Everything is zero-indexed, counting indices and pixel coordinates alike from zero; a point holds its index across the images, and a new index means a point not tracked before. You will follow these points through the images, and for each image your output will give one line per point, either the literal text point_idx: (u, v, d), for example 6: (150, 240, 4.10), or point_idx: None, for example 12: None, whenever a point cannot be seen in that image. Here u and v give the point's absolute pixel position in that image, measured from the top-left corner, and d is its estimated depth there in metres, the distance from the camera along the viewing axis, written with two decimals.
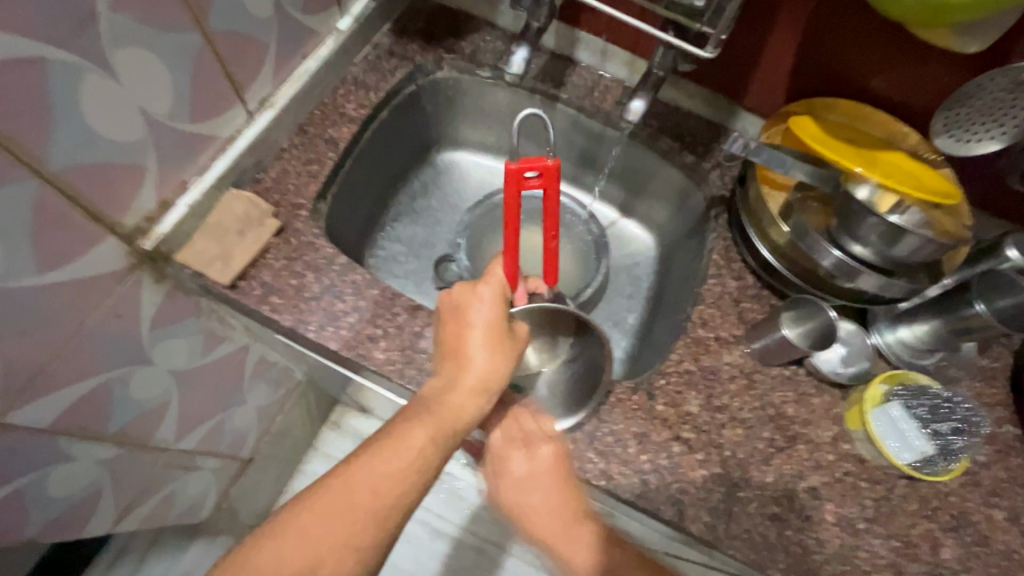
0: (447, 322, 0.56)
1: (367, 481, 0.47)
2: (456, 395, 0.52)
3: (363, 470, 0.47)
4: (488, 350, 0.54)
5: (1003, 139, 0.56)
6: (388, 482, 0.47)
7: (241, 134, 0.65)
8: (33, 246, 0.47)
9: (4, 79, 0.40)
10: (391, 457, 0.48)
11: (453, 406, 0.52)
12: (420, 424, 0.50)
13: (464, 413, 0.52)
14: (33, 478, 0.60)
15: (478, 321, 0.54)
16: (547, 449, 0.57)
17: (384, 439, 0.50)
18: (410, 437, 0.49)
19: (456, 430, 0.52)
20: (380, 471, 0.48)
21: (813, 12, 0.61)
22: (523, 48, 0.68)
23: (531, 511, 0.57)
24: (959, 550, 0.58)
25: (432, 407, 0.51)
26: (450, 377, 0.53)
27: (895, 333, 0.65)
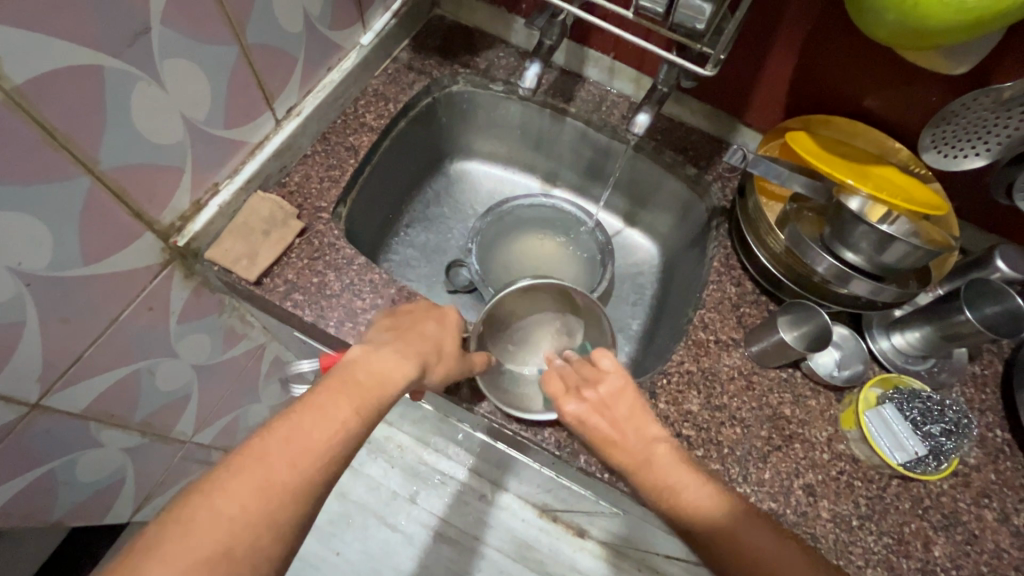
0: (383, 322, 0.59)
1: (285, 443, 0.43)
2: (383, 366, 0.52)
3: (283, 431, 0.44)
4: (430, 337, 0.58)
5: (987, 156, 0.60)
6: (314, 448, 0.44)
7: (269, 140, 0.69)
8: (78, 239, 0.50)
9: (68, 87, 0.44)
10: (306, 429, 0.44)
11: (382, 369, 0.52)
12: (344, 382, 0.49)
13: (387, 383, 0.51)
14: (63, 462, 0.63)
15: (428, 321, 0.60)
16: (608, 384, 0.58)
17: (305, 403, 0.46)
18: (336, 400, 0.47)
19: (382, 401, 0.50)
20: (301, 438, 0.44)
21: (809, 34, 0.65)
22: (535, 63, 0.71)
23: (605, 439, 0.55)
24: (950, 548, 0.60)
25: (356, 365, 0.51)
26: (386, 347, 0.54)
27: (889, 340, 0.68)
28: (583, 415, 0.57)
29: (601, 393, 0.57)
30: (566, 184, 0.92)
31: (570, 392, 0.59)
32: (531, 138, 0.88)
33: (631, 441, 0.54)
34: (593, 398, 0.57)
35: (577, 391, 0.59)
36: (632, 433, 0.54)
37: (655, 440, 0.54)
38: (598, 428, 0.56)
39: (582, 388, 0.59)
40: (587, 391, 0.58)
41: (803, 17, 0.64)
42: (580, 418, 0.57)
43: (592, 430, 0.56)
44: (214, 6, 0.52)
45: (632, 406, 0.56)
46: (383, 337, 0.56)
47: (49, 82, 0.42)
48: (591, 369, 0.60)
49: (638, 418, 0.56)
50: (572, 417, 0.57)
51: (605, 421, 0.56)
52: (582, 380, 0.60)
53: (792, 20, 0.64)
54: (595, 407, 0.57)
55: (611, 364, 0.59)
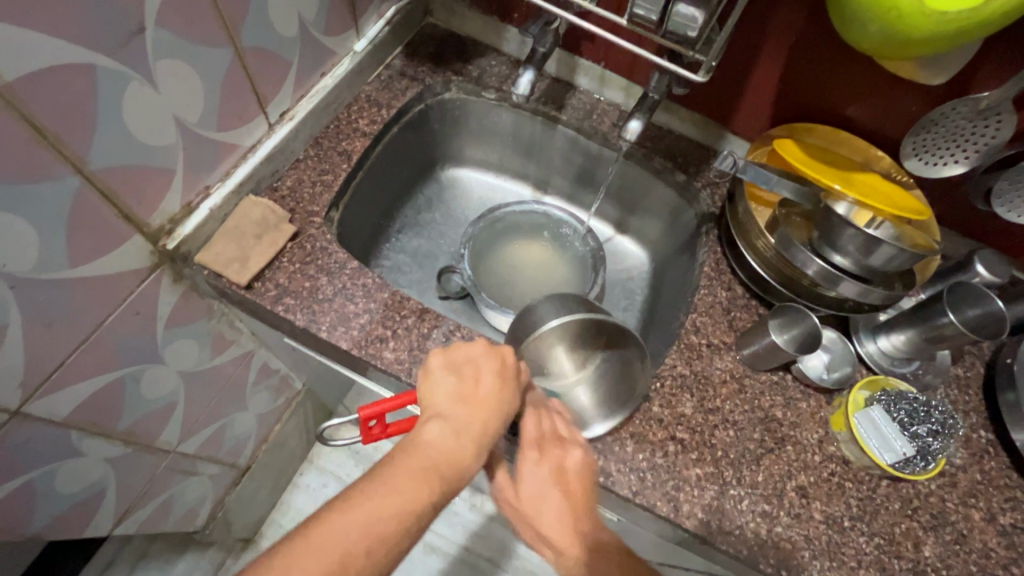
0: (443, 374, 0.55)
1: (347, 528, 0.43)
2: (452, 449, 0.50)
3: (345, 514, 0.44)
4: (491, 400, 0.54)
5: (966, 164, 0.62)
6: (381, 525, 0.44)
7: (262, 144, 0.68)
8: (66, 242, 0.50)
9: (57, 83, 0.43)
10: (381, 500, 0.45)
11: (449, 452, 0.50)
12: (410, 467, 0.47)
13: (461, 467, 0.50)
14: (43, 472, 0.61)
15: (485, 374, 0.55)
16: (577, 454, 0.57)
17: (369, 485, 0.46)
18: (407, 482, 0.47)
19: (456, 488, 0.49)
20: (379, 510, 0.44)
21: (794, 44, 0.67)
22: (529, 71, 0.72)
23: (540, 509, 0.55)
24: (939, 548, 0.61)
25: (421, 454, 0.49)
26: (452, 420, 0.51)
27: (875, 343, 0.70)
28: (542, 476, 0.56)
29: (565, 458, 0.57)
30: (557, 191, 0.93)
31: (545, 439, 0.58)
32: (522, 145, 0.89)
33: (577, 510, 0.55)
34: (552, 461, 0.57)
35: (558, 442, 0.58)
36: (556, 516, 0.54)
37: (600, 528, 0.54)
38: (544, 494, 0.56)
39: (554, 445, 0.58)
40: (556, 453, 0.57)
41: (789, 28, 0.66)
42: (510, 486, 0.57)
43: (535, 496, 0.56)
44: (210, 10, 0.52)
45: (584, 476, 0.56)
46: (449, 403, 0.53)
47: (42, 79, 0.42)
48: (563, 422, 0.60)
49: (584, 496, 0.55)
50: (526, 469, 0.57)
51: (557, 488, 0.55)
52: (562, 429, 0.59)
53: (778, 31, 0.66)
54: (559, 470, 0.56)
55: (565, 426, 0.60)
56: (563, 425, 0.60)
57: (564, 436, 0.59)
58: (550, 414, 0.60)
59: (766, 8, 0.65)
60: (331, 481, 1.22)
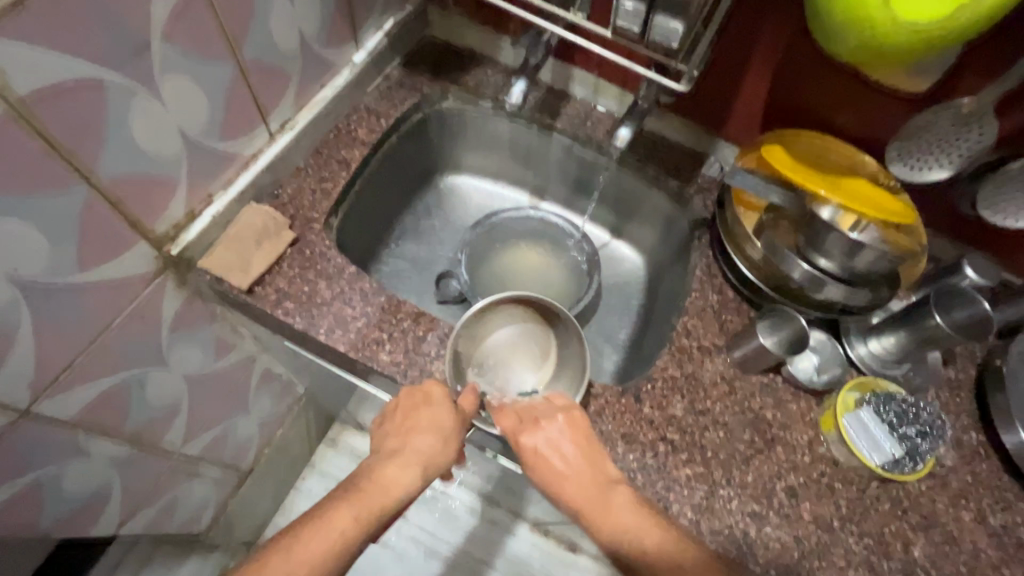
0: (388, 419, 0.60)
1: (283, 570, 0.46)
2: (392, 472, 0.55)
3: (281, 558, 0.47)
4: (425, 433, 0.58)
5: (950, 168, 0.63)
6: (303, 569, 0.47)
7: (263, 153, 0.71)
8: (75, 248, 0.52)
9: (68, 98, 0.45)
10: (311, 545, 0.48)
11: (389, 482, 0.54)
12: (346, 504, 0.51)
13: (395, 489, 0.54)
14: (50, 471, 0.63)
15: (418, 413, 0.59)
16: (563, 415, 0.59)
17: (303, 527, 0.49)
18: (338, 516, 0.50)
19: (389, 508, 0.53)
20: (308, 548, 0.48)
21: (781, 53, 0.68)
22: (521, 81, 0.74)
23: (561, 490, 0.56)
24: (929, 548, 0.61)
25: (362, 487, 0.53)
26: (393, 453, 0.56)
27: (866, 346, 0.70)
28: (539, 449, 0.58)
29: (549, 430, 0.59)
30: (553, 197, 0.95)
31: (523, 423, 0.60)
32: (518, 153, 0.91)
33: (586, 478, 0.55)
34: (551, 432, 0.58)
35: (533, 424, 0.60)
36: (573, 475, 0.56)
37: (613, 482, 0.55)
38: (556, 468, 0.57)
39: (538, 420, 0.60)
40: (545, 424, 0.59)
41: (775, 37, 0.67)
42: (536, 450, 0.58)
43: (548, 473, 0.57)
44: (213, 27, 0.55)
45: (583, 439, 0.58)
46: (393, 438, 0.58)
47: (53, 95, 0.44)
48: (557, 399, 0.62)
49: (600, 458, 0.57)
50: (526, 449, 0.58)
51: (560, 456, 0.57)
52: (537, 411, 0.61)
53: (765, 40, 0.68)
54: (551, 446, 0.58)
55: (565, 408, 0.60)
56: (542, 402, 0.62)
57: (539, 411, 0.61)
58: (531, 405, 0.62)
59: (753, 18, 0.67)
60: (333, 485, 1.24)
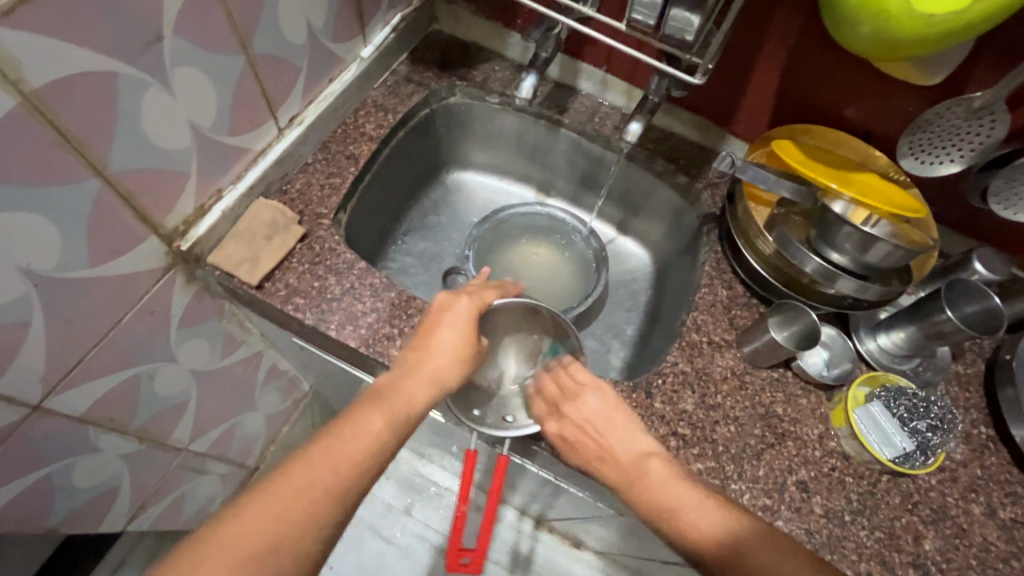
0: (426, 323, 0.60)
1: (328, 463, 0.47)
2: (411, 383, 0.56)
3: (325, 452, 0.48)
4: (453, 346, 0.59)
5: (960, 163, 0.63)
6: (346, 462, 0.48)
7: (272, 148, 0.70)
8: (86, 242, 0.51)
9: (80, 90, 0.45)
10: (352, 443, 0.49)
11: (409, 393, 0.55)
12: (380, 405, 0.53)
13: (417, 401, 0.55)
14: (60, 467, 0.63)
15: (453, 320, 0.60)
16: (590, 394, 0.60)
17: (345, 422, 0.51)
18: (371, 417, 0.52)
19: (409, 416, 0.54)
20: (335, 451, 0.48)
21: (792, 48, 0.68)
22: (531, 75, 0.75)
23: (597, 467, 0.58)
24: (940, 542, 0.61)
25: (390, 392, 0.54)
26: (419, 366, 0.57)
27: (875, 340, 0.71)
28: (565, 434, 0.60)
29: (573, 412, 0.60)
30: (560, 193, 0.95)
31: (552, 410, 0.62)
32: (526, 148, 0.91)
33: (617, 457, 0.57)
34: (575, 416, 0.60)
35: (559, 412, 0.61)
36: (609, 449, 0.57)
37: (647, 454, 0.56)
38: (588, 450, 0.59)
39: (562, 407, 0.61)
40: (570, 407, 0.60)
41: (785, 32, 0.67)
42: (563, 436, 0.61)
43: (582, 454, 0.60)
44: (224, 18, 0.55)
45: (616, 417, 0.58)
46: (419, 349, 0.58)
47: (66, 87, 0.44)
48: (573, 371, 0.62)
49: (632, 431, 0.58)
50: (554, 437, 0.61)
51: (589, 440, 0.59)
52: (560, 394, 0.62)
53: (775, 35, 0.68)
54: (579, 425, 0.59)
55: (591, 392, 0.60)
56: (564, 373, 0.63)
57: (567, 389, 0.62)
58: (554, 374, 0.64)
59: (763, 12, 0.66)
60: None
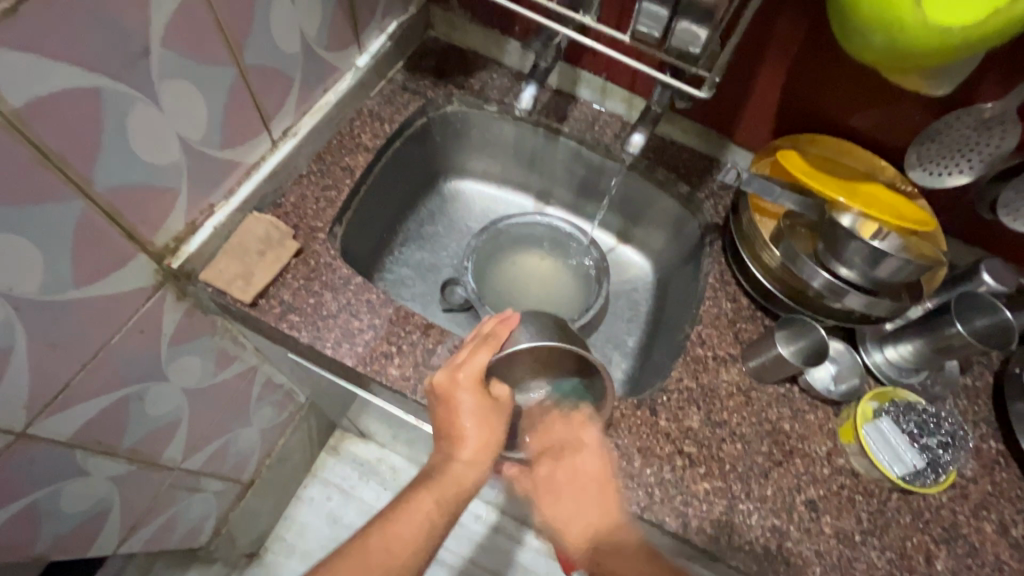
0: (439, 408, 0.57)
1: (382, 547, 0.52)
2: (456, 467, 0.55)
3: (378, 537, 0.52)
4: (477, 423, 0.56)
5: (971, 172, 0.62)
6: (399, 541, 0.52)
7: (266, 160, 0.68)
8: (71, 264, 0.50)
9: (61, 108, 0.43)
10: (402, 526, 0.53)
11: (455, 476, 0.55)
12: (425, 491, 0.54)
13: (465, 482, 0.55)
14: (47, 492, 0.61)
15: (463, 404, 0.56)
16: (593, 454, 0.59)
17: (397, 509, 0.54)
18: (419, 504, 0.54)
19: (459, 496, 0.55)
20: (397, 530, 0.52)
21: (796, 56, 0.67)
22: (531, 85, 0.73)
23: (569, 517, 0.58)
24: (952, 561, 0.60)
25: (437, 476, 0.55)
26: (454, 450, 0.56)
27: (882, 353, 0.69)
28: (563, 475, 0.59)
29: (568, 466, 0.59)
30: (559, 202, 0.93)
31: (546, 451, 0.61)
32: (524, 157, 0.89)
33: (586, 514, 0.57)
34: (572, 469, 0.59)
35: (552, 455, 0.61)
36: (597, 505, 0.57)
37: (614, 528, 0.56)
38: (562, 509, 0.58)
39: (562, 453, 0.60)
40: (562, 460, 0.60)
41: (790, 40, 0.66)
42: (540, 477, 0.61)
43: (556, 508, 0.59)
44: (214, 30, 0.53)
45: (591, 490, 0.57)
46: (449, 431, 0.57)
47: (46, 104, 0.42)
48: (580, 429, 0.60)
49: (603, 500, 0.57)
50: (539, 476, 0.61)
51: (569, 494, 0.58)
52: (560, 442, 0.61)
53: (779, 43, 0.66)
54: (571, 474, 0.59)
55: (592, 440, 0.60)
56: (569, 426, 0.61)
57: (564, 445, 0.60)
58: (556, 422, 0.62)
59: (766, 20, 0.65)
60: (336, 495, 1.22)
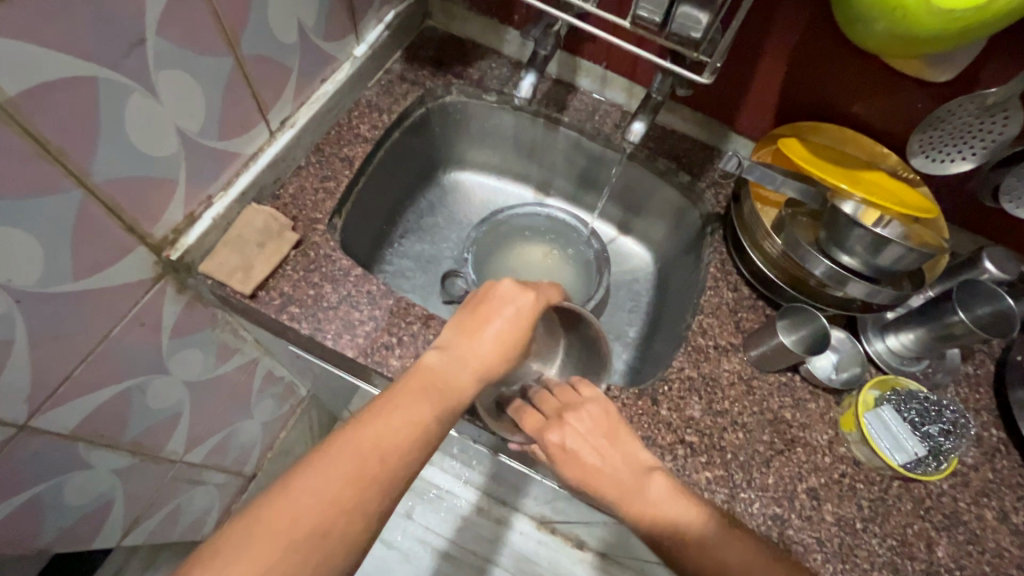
0: (473, 307, 0.53)
1: (367, 440, 0.42)
2: (457, 372, 0.49)
3: (363, 431, 0.43)
4: (504, 334, 0.52)
5: (973, 160, 0.62)
6: (394, 452, 0.43)
7: (264, 151, 0.68)
8: (70, 256, 0.49)
9: (57, 97, 0.43)
10: (387, 430, 0.43)
11: (455, 381, 0.49)
12: (421, 394, 0.46)
13: (462, 394, 0.49)
14: (50, 485, 0.61)
15: (500, 315, 0.52)
16: (597, 407, 0.56)
17: (388, 405, 0.45)
18: (413, 407, 0.46)
19: (452, 409, 0.47)
20: (378, 433, 0.43)
21: (797, 43, 0.66)
22: (530, 73, 0.72)
23: (594, 482, 0.53)
24: (952, 548, 0.60)
25: (436, 382, 0.48)
26: (466, 357, 0.50)
27: (883, 341, 0.69)
28: (567, 446, 0.54)
29: (578, 425, 0.55)
30: (559, 193, 0.93)
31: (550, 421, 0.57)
32: (524, 147, 0.89)
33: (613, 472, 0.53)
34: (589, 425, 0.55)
35: (558, 421, 0.56)
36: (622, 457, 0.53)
37: (650, 469, 0.52)
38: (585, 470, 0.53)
39: (563, 415, 0.56)
40: (571, 420, 0.56)
41: (791, 27, 0.65)
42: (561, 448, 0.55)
43: (578, 471, 0.54)
44: (210, 18, 0.52)
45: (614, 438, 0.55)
46: (473, 333, 0.51)
47: (42, 94, 0.42)
48: (580, 388, 0.59)
49: (633, 447, 0.54)
50: (552, 446, 0.55)
51: (590, 449, 0.54)
52: (562, 406, 0.58)
53: (780, 30, 0.66)
54: (582, 437, 0.55)
55: (591, 395, 0.58)
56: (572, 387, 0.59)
57: (572, 403, 0.58)
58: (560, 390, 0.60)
59: (767, 8, 0.64)
60: None
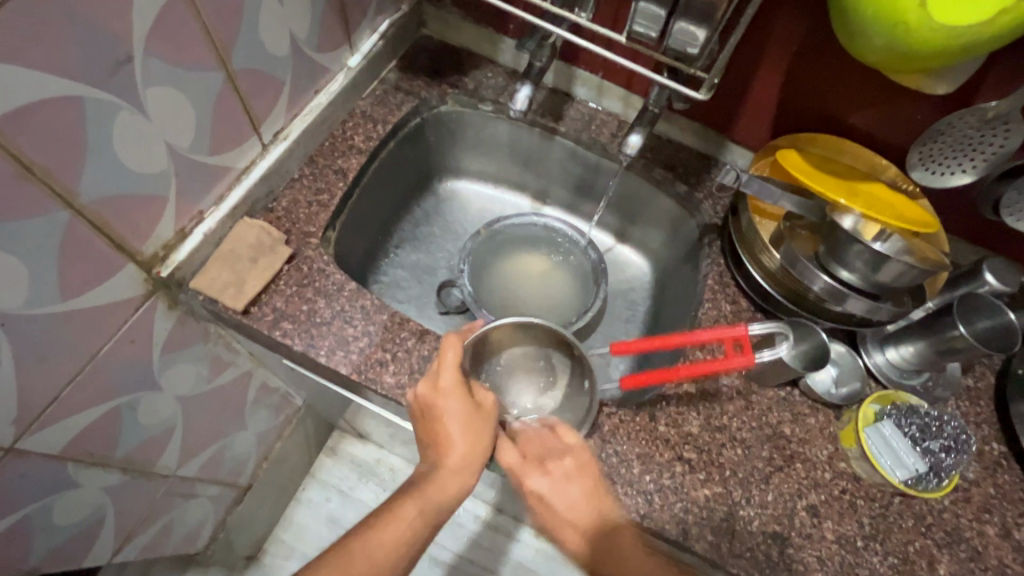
0: (426, 415, 0.57)
1: (366, 554, 0.51)
2: (441, 477, 0.55)
3: (363, 544, 0.52)
4: (463, 434, 0.56)
5: (972, 173, 0.61)
6: (381, 550, 0.51)
7: (256, 165, 0.67)
8: (56, 277, 0.48)
9: (40, 119, 0.42)
10: (386, 531, 0.52)
11: (437, 490, 0.54)
12: (410, 499, 0.54)
13: (447, 492, 0.55)
14: (40, 506, 0.60)
15: (447, 411, 0.56)
16: (569, 460, 0.56)
17: (380, 517, 0.53)
18: (403, 514, 0.53)
19: (443, 509, 0.54)
20: (378, 538, 0.52)
21: (795, 53, 0.66)
22: (526, 86, 0.70)
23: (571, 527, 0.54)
24: (954, 566, 0.60)
25: (421, 485, 0.55)
26: (437, 464, 0.56)
27: (883, 354, 0.68)
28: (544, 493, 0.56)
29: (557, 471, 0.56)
30: (556, 202, 0.92)
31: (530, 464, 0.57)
32: (521, 156, 0.88)
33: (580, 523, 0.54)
34: (557, 471, 0.56)
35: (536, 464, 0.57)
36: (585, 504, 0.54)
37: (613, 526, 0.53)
38: (553, 515, 0.55)
39: (544, 462, 0.57)
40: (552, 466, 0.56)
41: (789, 37, 0.64)
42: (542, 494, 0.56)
43: (546, 516, 0.55)
44: (199, 34, 0.51)
45: (593, 484, 0.55)
46: (438, 438, 0.56)
47: (24, 116, 0.41)
48: (561, 434, 0.58)
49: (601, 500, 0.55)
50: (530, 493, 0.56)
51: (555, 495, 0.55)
52: (545, 451, 0.58)
53: (778, 41, 0.65)
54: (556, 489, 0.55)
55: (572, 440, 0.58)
56: (551, 435, 0.59)
57: (551, 452, 0.57)
58: (535, 436, 0.59)
59: (765, 19, 0.64)
60: (334, 496, 1.21)
